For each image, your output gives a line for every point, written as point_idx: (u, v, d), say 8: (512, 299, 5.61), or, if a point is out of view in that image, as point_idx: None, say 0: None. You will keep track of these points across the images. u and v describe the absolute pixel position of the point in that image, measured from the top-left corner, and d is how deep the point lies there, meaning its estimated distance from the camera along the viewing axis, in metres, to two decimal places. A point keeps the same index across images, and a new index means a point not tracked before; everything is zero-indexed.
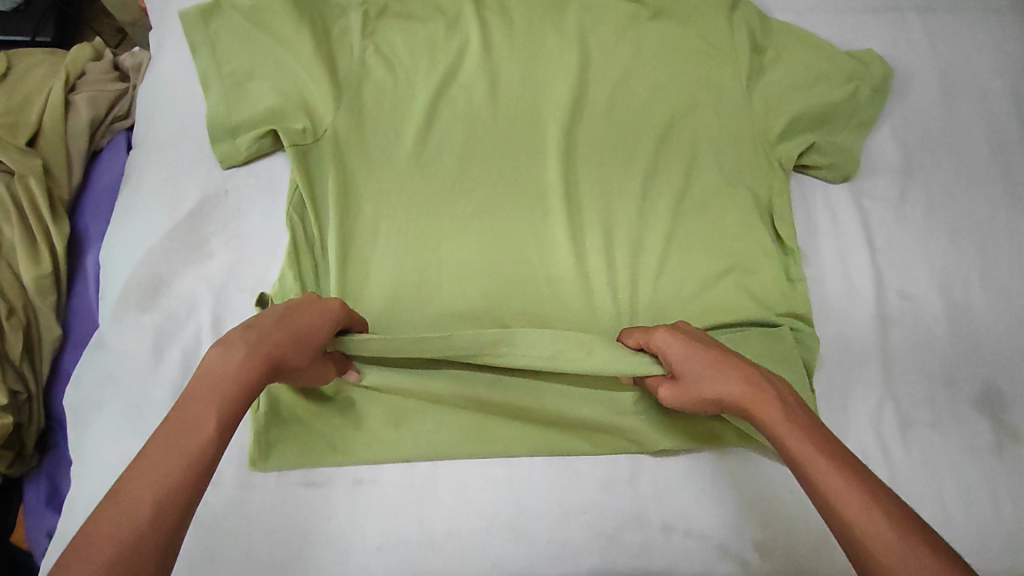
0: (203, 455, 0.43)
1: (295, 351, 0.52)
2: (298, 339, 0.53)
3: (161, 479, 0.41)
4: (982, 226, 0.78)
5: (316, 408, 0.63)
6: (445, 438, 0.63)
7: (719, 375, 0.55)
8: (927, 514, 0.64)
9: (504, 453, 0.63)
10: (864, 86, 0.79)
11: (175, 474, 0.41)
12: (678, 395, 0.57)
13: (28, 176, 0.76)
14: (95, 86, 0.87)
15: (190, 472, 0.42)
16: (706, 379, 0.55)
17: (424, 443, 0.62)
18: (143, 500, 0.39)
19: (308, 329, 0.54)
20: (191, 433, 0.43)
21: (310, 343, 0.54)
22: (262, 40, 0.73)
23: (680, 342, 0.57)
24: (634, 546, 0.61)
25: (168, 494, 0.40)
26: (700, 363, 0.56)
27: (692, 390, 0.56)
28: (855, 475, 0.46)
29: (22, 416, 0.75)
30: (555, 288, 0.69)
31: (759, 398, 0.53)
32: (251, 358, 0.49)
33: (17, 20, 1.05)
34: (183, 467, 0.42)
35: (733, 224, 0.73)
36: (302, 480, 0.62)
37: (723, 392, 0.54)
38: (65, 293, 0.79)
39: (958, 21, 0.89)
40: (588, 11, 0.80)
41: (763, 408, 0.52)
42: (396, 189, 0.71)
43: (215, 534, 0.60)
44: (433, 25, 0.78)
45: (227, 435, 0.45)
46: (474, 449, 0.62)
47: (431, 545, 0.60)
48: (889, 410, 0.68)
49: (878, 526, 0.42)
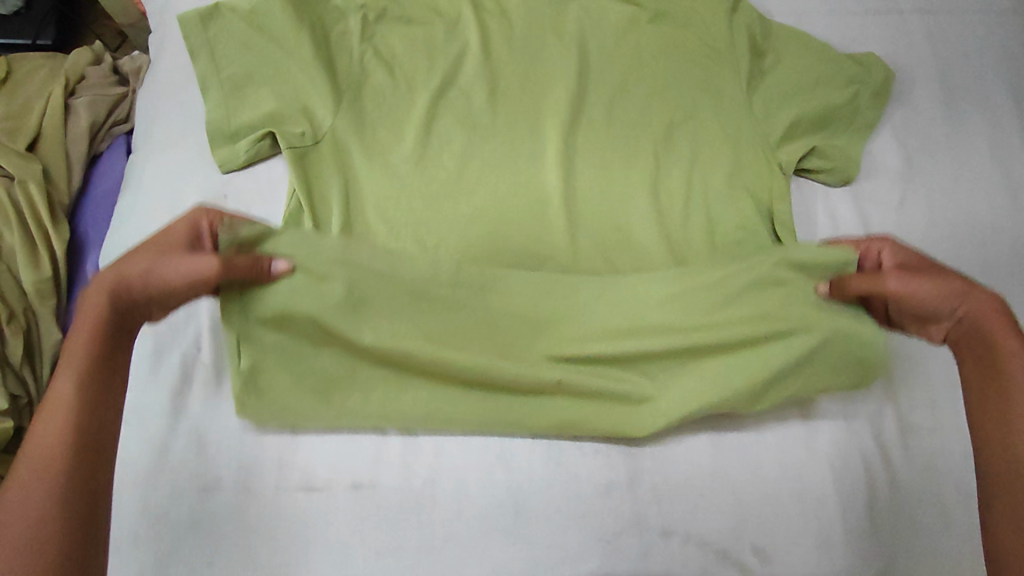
0: (80, 420, 0.48)
1: (142, 256, 0.55)
2: (133, 263, 0.54)
3: (39, 454, 0.46)
4: (984, 228, 0.77)
5: (304, 417, 0.62)
6: (451, 412, 0.62)
7: (961, 278, 0.60)
8: (928, 519, 0.64)
9: (510, 422, 0.63)
10: (864, 90, 0.80)
11: (49, 444, 0.46)
12: (913, 281, 0.60)
13: (28, 181, 0.78)
14: (95, 90, 0.88)
15: (61, 436, 0.47)
16: (943, 275, 0.60)
17: (435, 408, 0.62)
18: (36, 482, 0.45)
19: (154, 243, 0.56)
20: (64, 406, 0.48)
21: (164, 246, 0.56)
22: (261, 44, 0.74)
23: (918, 255, 0.64)
24: (635, 550, 0.61)
25: (64, 466, 0.46)
26: (944, 268, 0.62)
27: (943, 277, 0.60)
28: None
29: (22, 420, 0.74)
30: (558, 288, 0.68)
31: (1001, 312, 0.59)
32: (96, 289, 0.52)
33: (18, 23, 1.07)
34: (54, 437, 0.47)
35: (733, 225, 0.72)
36: (300, 485, 0.62)
37: (972, 291, 0.59)
38: (65, 297, 0.79)
39: (959, 23, 0.90)
40: (587, 15, 0.81)
41: (999, 318, 0.58)
42: (393, 191, 0.70)
43: (214, 539, 0.60)
44: (433, 29, 0.79)
45: (91, 382, 0.50)
46: (484, 417, 0.63)
47: (430, 551, 0.60)
48: (888, 417, 0.67)
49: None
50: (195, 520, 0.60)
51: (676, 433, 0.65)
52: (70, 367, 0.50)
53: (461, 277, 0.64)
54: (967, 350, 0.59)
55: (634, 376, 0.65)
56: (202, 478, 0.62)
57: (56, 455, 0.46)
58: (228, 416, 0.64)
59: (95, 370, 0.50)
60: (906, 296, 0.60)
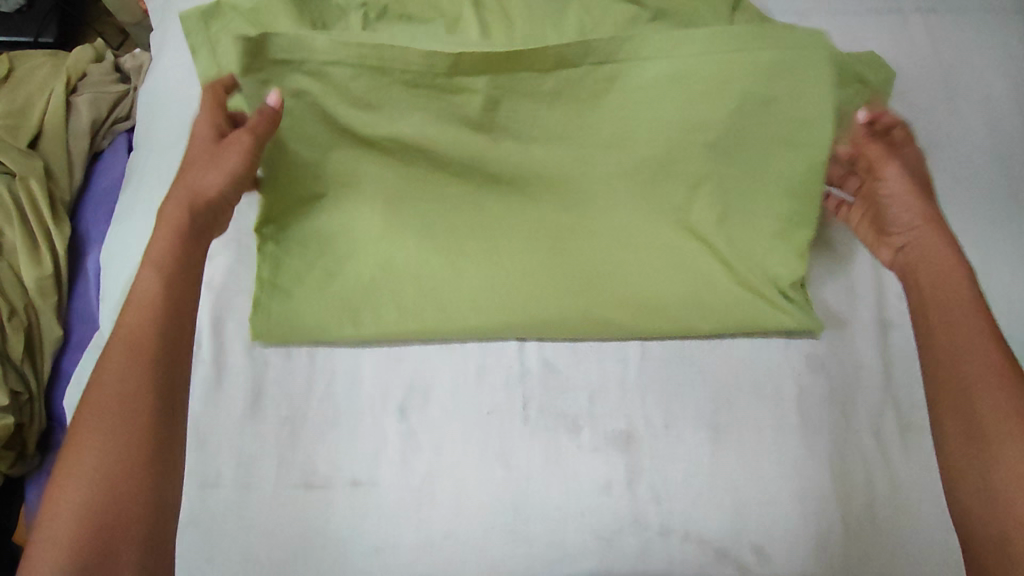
0: (161, 313, 0.54)
1: (202, 164, 0.60)
2: (202, 173, 0.60)
3: (118, 384, 0.51)
4: (985, 228, 0.77)
5: (311, 412, 0.64)
6: (435, 320, 0.66)
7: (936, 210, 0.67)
8: (929, 519, 0.63)
9: (495, 328, 0.66)
10: (866, 89, 0.80)
11: (128, 378, 0.51)
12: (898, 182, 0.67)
13: (29, 178, 0.78)
14: (96, 88, 0.88)
15: (137, 370, 0.51)
16: (926, 193, 0.68)
17: (419, 299, 0.67)
18: (125, 365, 0.51)
19: (204, 147, 0.62)
20: (145, 302, 0.54)
21: (211, 147, 0.61)
22: (262, 42, 0.74)
23: (924, 172, 0.69)
24: (633, 549, 0.61)
25: (146, 353, 0.52)
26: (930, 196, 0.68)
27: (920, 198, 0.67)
28: (1010, 358, 0.56)
29: (22, 416, 0.74)
30: (553, 273, 0.68)
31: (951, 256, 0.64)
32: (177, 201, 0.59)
33: (20, 21, 1.07)
34: (133, 370, 0.51)
35: (753, 209, 0.68)
36: (300, 482, 0.61)
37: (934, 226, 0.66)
38: (66, 293, 0.80)
39: (961, 23, 0.90)
40: (588, 13, 0.81)
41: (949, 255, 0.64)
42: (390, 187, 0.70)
43: (215, 535, 0.60)
44: (434, 28, 0.79)
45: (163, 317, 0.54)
46: (468, 322, 0.66)
47: (429, 548, 0.60)
48: (889, 416, 0.67)
49: (1006, 420, 0.53)
50: (196, 515, 0.61)
51: (676, 435, 0.65)
52: (151, 264, 0.56)
53: (468, 172, 0.67)
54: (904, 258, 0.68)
55: (611, 276, 0.68)
56: (202, 474, 0.62)
57: (133, 388, 0.51)
58: (227, 415, 0.64)
59: (171, 268, 0.56)
60: (890, 186, 0.68)
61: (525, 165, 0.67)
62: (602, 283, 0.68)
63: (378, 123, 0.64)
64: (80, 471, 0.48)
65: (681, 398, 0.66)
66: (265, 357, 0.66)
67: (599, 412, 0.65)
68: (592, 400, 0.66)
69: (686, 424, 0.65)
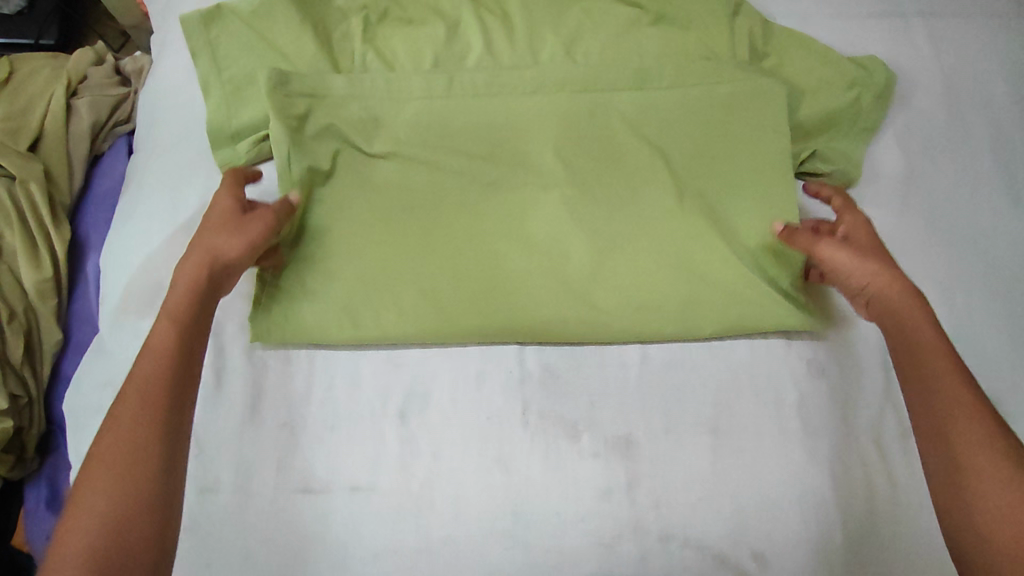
0: (173, 362, 0.52)
1: (219, 232, 0.59)
2: (215, 232, 0.59)
3: (128, 428, 0.48)
4: (987, 233, 0.77)
5: (309, 417, 0.64)
6: (427, 322, 0.66)
7: (883, 262, 0.60)
8: (930, 526, 0.63)
9: (490, 330, 0.66)
10: (867, 93, 0.80)
11: (138, 422, 0.49)
12: (831, 251, 0.62)
13: (28, 181, 0.78)
14: (96, 90, 0.88)
15: (147, 413, 0.49)
16: (873, 253, 0.61)
17: (419, 302, 0.66)
18: (138, 412, 0.49)
19: (219, 214, 0.60)
20: (160, 350, 0.52)
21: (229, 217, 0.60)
22: (263, 48, 0.75)
23: (863, 233, 0.65)
24: (633, 555, 0.61)
25: (160, 399, 0.50)
26: (872, 251, 0.62)
27: (863, 256, 0.61)
28: (979, 393, 0.51)
29: (22, 420, 0.74)
30: (548, 270, 0.69)
31: (909, 305, 0.57)
32: (193, 260, 0.57)
33: (21, 23, 1.07)
34: (144, 413, 0.49)
35: (739, 213, 0.72)
36: (299, 487, 0.61)
37: (881, 285, 0.59)
38: (66, 296, 0.80)
39: (962, 27, 0.90)
40: (588, 16, 0.81)
41: (906, 306, 0.58)
42: (390, 187, 0.71)
43: (214, 540, 0.60)
44: (435, 29, 0.79)
45: (175, 359, 0.52)
46: (463, 321, 0.66)
47: (428, 554, 0.60)
48: (889, 421, 0.67)
49: (976, 452, 0.48)
50: (195, 520, 0.61)
51: (676, 439, 0.64)
52: (167, 314, 0.55)
53: (466, 179, 0.72)
54: (876, 320, 0.60)
55: (605, 277, 0.69)
56: (201, 479, 0.62)
57: (143, 431, 0.48)
58: (226, 419, 0.64)
59: (187, 316, 0.55)
60: (833, 265, 0.62)
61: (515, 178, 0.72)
62: (597, 283, 0.69)
63: (386, 146, 0.73)
64: (88, 518, 0.45)
65: (681, 403, 0.66)
66: (264, 361, 0.66)
67: (599, 417, 0.65)
68: (592, 405, 0.65)
69: (686, 429, 0.65)
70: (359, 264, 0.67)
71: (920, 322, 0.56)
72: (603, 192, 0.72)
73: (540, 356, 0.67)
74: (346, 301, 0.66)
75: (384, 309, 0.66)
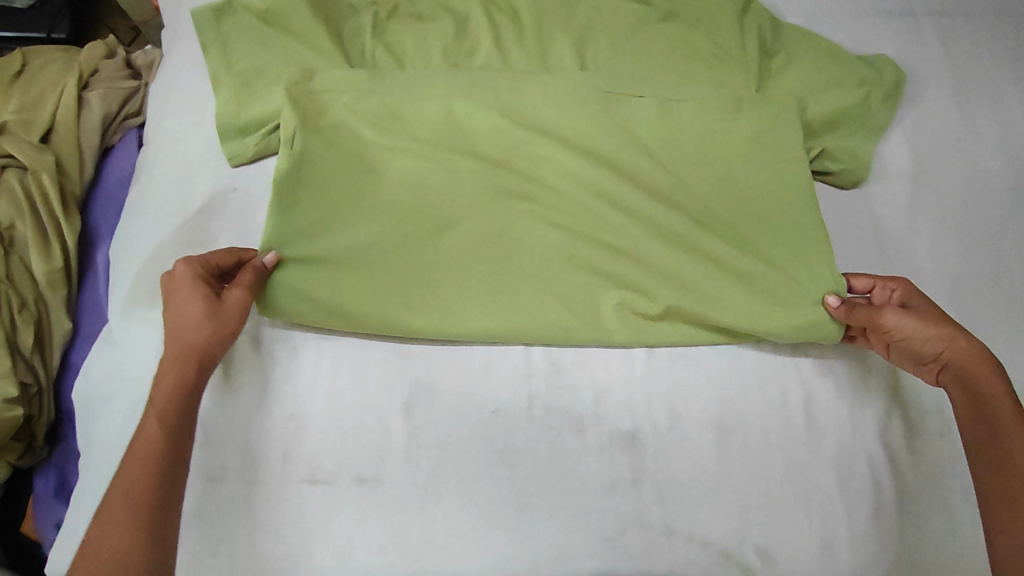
0: (159, 461, 0.53)
1: (191, 327, 0.58)
2: (188, 326, 0.58)
3: (117, 540, 0.49)
4: (995, 233, 0.76)
5: (314, 409, 0.64)
6: (428, 321, 0.65)
7: (958, 328, 0.60)
8: (934, 522, 0.63)
9: (500, 332, 0.66)
10: (876, 91, 0.80)
11: (126, 534, 0.50)
12: (909, 322, 0.60)
13: (40, 172, 0.79)
14: (108, 83, 0.89)
15: (133, 523, 0.50)
16: (939, 317, 0.61)
17: (423, 300, 0.66)
18: (122, 521, 0.50)
19: (184, 303, 0.59)
20: (145, 450, 0.53)
21: (195, 309, 0.58)
22: (275, 42, 0.76)
23: (921, 297, 0.64)
24: (636, 549, 0.61)
25: (143, 503, 0.51)
26: (936, 316, 0.61)
27: (938, 325, 0.60)
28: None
29: (32, 409, 0.74)
30: (559, 268, 0.68)
31: (985, 370, 0.59)
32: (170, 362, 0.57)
33: (33, 17, 1.08)
34: (135, 521, 0.50)
35: (747, 196, 0.73)
36: (305, 478, 0.62)
37: (960, 353, 0.59)
38: (76, 287, 0.81)
39: (973, 26, 0.90)
40: (598, 13, 0.82)
41: (982, 373, 0.59)
42: (411, 168, 0.71)
43: (219, 530, 0.61)
44: (445, 23, 0.79)
45: (159, 462, 0.53)
46: (472, 325, 0.66)
47: (431, 545, 0.60)
48: (895, 419, 0.66)
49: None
50: (201, 509, 0.61)
51: (682, 435, 0.65)
52: (154, 412, 0.55)
53: (478, 172, 0.71)
54: (948, 385, 0.61)
55: (608, 279, 0.68)
56: (207, 469, 0.62)
57: (133, 540, 0.49)
58: (234, 410, 0.64)
59: (173, 411, 0.55)
60: (902, 333, 0.61)
61: (531, 173, 0.73)
62: (596, 282, 0.68)
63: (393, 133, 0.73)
64: None
65: (686, 398, 0.66)
66: (271, 351, 0.67)
67: (605, 412, 0.65)
68: (597, 399, 0.66)
69: (692, 425, 0.65)
70: (357, 261, 0.67)
71: (994, 385, 0.58)
72: (609, 184, 0.71)
73: (547, 350, 0.68)
74: (348, 288, 0.66)
75: (379, 304, 0.66)
